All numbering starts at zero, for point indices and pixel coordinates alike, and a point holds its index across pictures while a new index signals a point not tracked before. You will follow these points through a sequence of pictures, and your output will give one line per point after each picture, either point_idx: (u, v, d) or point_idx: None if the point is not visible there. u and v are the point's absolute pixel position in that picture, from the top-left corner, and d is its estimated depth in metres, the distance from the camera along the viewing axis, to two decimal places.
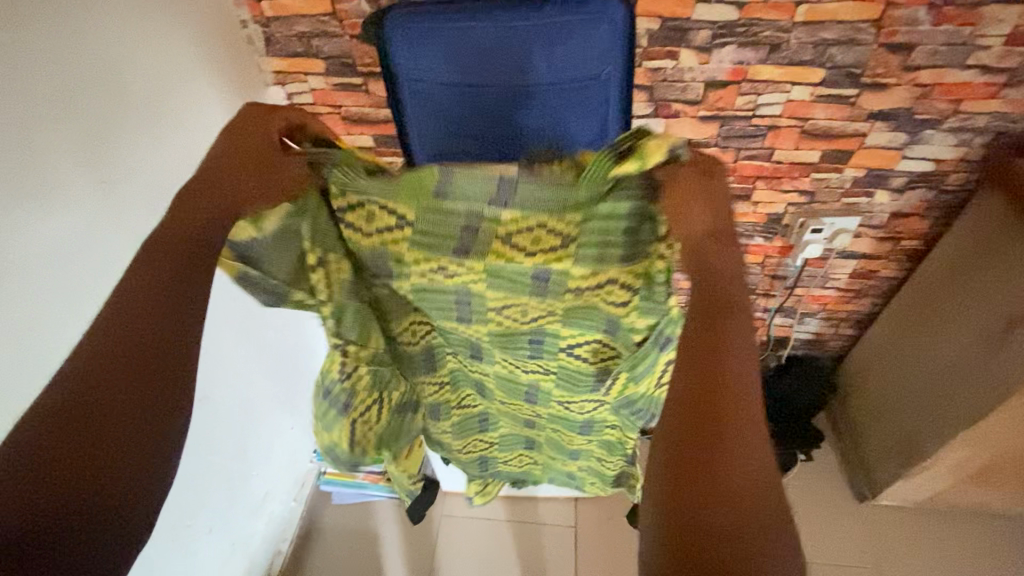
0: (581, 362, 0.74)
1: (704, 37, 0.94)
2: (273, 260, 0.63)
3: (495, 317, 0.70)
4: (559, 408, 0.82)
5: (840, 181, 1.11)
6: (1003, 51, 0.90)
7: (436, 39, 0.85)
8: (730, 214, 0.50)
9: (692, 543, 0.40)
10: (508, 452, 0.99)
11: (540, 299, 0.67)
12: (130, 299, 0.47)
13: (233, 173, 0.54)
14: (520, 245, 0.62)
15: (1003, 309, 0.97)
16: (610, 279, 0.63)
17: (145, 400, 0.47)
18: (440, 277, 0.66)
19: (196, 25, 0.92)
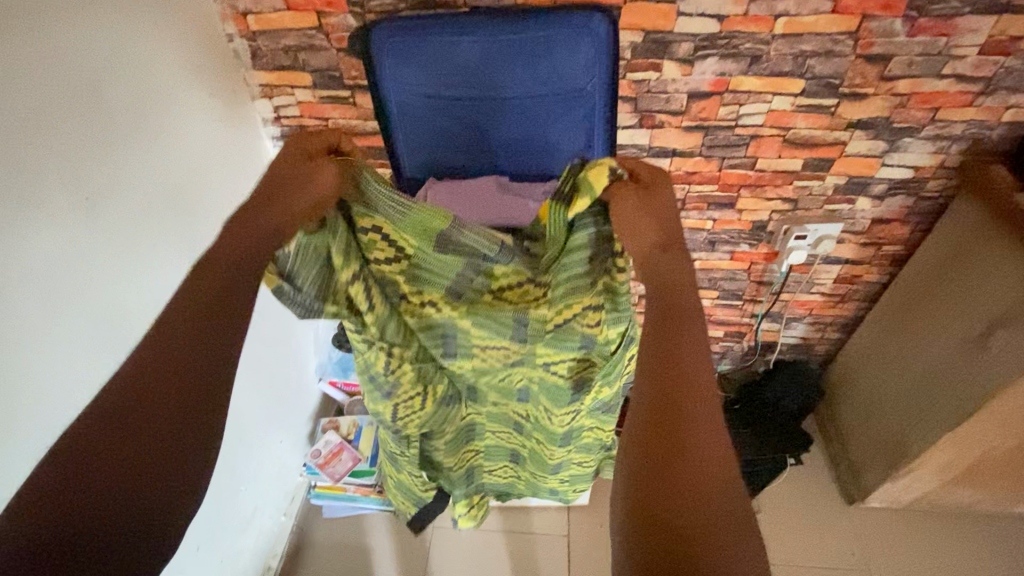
0: (559, 377, 0.78)
1: (686, 50, 0.96)
2: (305, 273, 0.69)
3: (479, 352, 0.81)
4: (542, 417, 0.85)
5: (822, 188, 1.13)
6: (977, 61, 0.93)
7: (422, 52, 0.86)
8: (676, 231, 0.61)
9: (663, 532, 0.42)
10: (496, 465, 1.03)
11: (520, 342, 0.78)
12: (180, 310, 0.51)
13: (283, 195, 0.61)
14: (509, 298, 0.76)
15: (982, 313, 1.00)
16: (586, 303, 0.72)
17: (185, 407, 0.49)
18: (435, 307, 0.77)
19: (181, 40, 0.92)
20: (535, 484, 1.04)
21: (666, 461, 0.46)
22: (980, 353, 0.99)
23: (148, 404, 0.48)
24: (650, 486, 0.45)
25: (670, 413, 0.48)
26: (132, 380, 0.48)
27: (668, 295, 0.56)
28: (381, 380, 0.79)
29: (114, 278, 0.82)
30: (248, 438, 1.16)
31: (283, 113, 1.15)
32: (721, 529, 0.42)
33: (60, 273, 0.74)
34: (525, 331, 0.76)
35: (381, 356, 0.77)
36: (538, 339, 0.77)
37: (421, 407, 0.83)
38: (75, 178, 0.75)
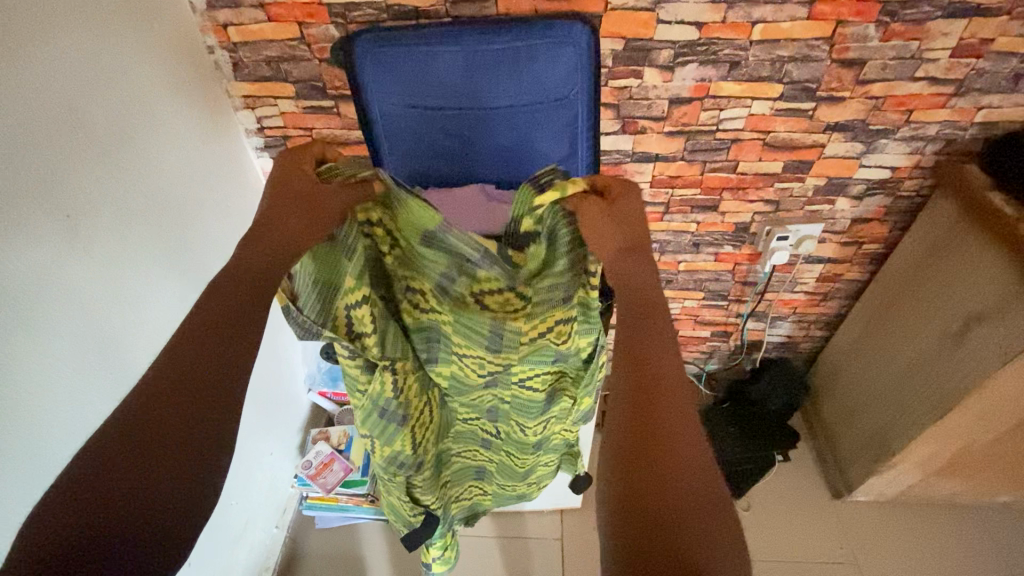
0: (532, 392, 0.79)
1: (666, 56, 0.97)
2: (309, 298, 0.70)
3: (458, 361, 0.79)
4: (514, 427, 0.85)
5: (803, 190, 1.15)
6: (949, 63, 0.95)
7: (404, 63, 0.86)
8: (642, 234, 0.65)
9: (651, 536, 0.42)
10: (465, 480, 1.02)
11: (496, 352, 0.75)
12: (201, 322, 0.54)
13: (286, 214, 0.64)
14: (490, 303, 0.75)
15: (959, 308, 1.02)
16: (563, 317, 0.74)
17: (200, 414, 0.50)
18: (422, 310, 0.78)
19: (160, 53, 0.91)
20: (503, 495, 1.03)
21: (648, 454, 0.47)
22: (958, 344, 1.02)
23: (167, 409, 0.49)
24: (633, 478, 0.46)
25: (646, 409, 0.50)
26: (152, 391, 0.49)
27: (638, 298, 0.60)
28: (390, 410, 0.78)
29: (99, 297, 0.81)
30: (238, 452, 1.16)
31: (265, 124, 1.14)
32: (704, 519, 0.44)
33: (42, 295, 0.73)
34: (500, 341, 0.74)
35: (387, 381, 0.76)
36: (512, 352, 0.75)
37: (430, 423, 0.84)
38: (55, 199, 0.74)
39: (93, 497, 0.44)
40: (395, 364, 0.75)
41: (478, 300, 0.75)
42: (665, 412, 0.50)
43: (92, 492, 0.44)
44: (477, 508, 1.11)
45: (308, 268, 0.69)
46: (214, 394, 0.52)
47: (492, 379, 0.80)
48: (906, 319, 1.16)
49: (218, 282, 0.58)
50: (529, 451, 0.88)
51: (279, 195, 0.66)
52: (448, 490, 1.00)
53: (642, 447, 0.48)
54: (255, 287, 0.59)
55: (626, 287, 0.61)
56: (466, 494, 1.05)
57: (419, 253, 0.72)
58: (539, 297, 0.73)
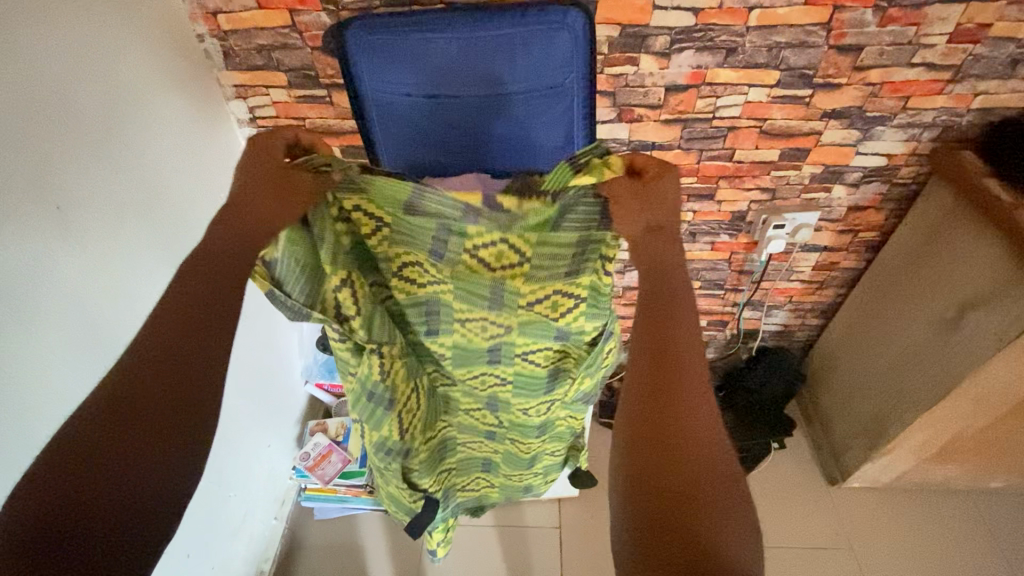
0: (535, 366, 0.80)
1: (662, 43, 0.96)
2: (294, 282, 0.67)
3: (460, 329, 0.79)
4: (515, 408, 0.86)
5: (799, 178, 1.15)
6: (946, 49, 0.95)
7: (397, 51, 0.85)
8: (671, 212, 0.61)
9: (661, 534, 0.45)
10: (467, 467, 1.02)
11: (498, 312, 0.76)
12: (170, 310, 0.54)
13: (248, 200, 0.61)
14: (484, 259, 0.72)
15: (953, 297, 1.03)
16: (564, 291, 0.74)
17: (176, 402, 0.52)
18: (416, 284, 0.77)
19: (149, 43, 0.90)
20: (506, 482, 1.03)
21: (658, 449, 0.48)
22: (952, 333, 1.02)
23: (142, 398, 0.50)
24: (645, 475, 0.48)
25: (659, 401, 0.50)
26: (124, 378, 0.50)
27: (657, 276, 0.57)
28: (378, 393, 0.77)
29: (90, 291, 0.81)
30: (238, 444, 1.16)
31: (258, 114, 1.13)
32: (714, 505, 0.46)
33: (29, 290, 0.72)
34: (500, 303, 0.75)
35: (374, 363, 0.75)
36: (513, 314, 0.76)
37: (418, 409, 0.84)
38: (44, 191, 0.73)
39: (76, 484, 0.47)
40: (381, 347, 0.74)
41: (472, 253, 0.72)
42: (678, 399, 0.51)
43: (75, 479, 0.47)
44: (479, 501, 1.11)
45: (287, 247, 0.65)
46: (187, 381, 0.53)
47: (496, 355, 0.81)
48: (903, 304, 1.16)
49: (190, 264, 0.56)
50: (530, 429, 0.88)
51: (242, 180, 0.62)
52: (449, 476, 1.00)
53: (653, 442, 0.49)
54: (226, 271, 0.57)
55: (648, 267, 0.58)
56: (472, 484, 1.06)
57: (406, 223, 0.70)
58: (536, 262, 0.71)
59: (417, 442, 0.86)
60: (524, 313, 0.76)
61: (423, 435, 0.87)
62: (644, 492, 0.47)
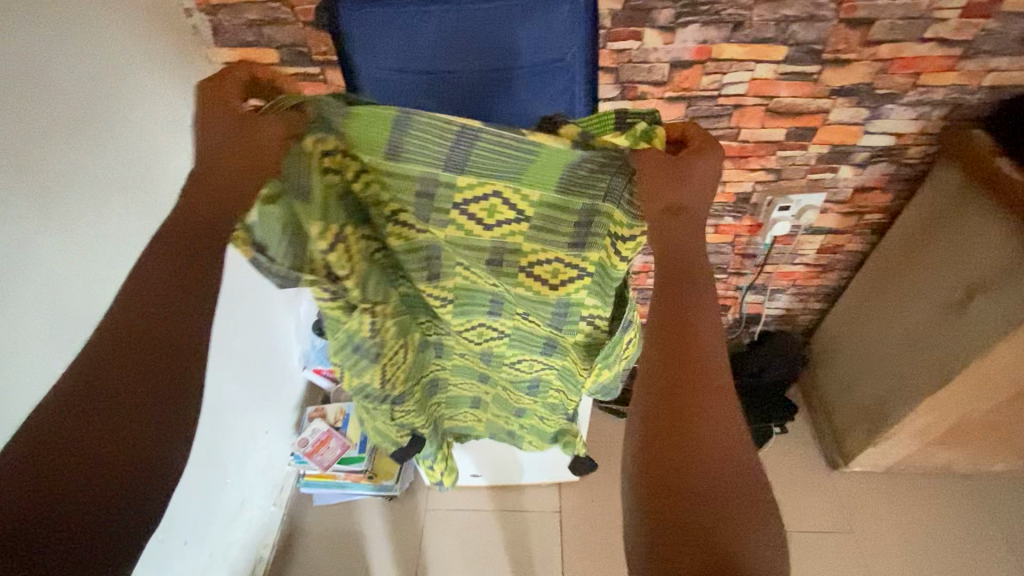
0: (535, 325, 0.79)
1: (667, 17, 0.93)
2: (270, 232, 0.63)
3: (459, 270, 0.74)
4: (505, 357, 0.85)
5: (805, 158, 1.12)
6: (958, 24, 0.92)
7: (392, 25, 0.82)
8: (707, 193, 0.56)
9: (679, 536, 0.43)
10: (457, 410, 1.02)
11: (497, 270, 0.71)
12: (149, 281, 0.49)
13: (224, 161, 0.55)
14: (475, 215, 0.65)
15: (961, 280, 1.01)
16: (567, 261, 0.69)
17: (156, 383, 0.46)
18: (413, 232, 0.69)
19: (131, 16, 0.86)
20: (494, 424, 1.05)
21: (670, 443, 0.46)
22: (958, 316, 1.01)
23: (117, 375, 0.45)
24: (657, 469, 0.46)
25: (674, 395, 0.48)
26: (95, 353, 0.45)
27: (678, 262, 0.54)
28: (365, 346, 0.76)
29: (76, 274, 0.78)
30: (234, 431, 1.15)
31: None
32: (726, 501, 0.44)
33: (12, 272, 0.69)
34: (499, 264, 0.71)
35: (363, 321, 0.74)
36: (515, 271, 0.71)
37: (403, 362, 0.83)
38: (28, 171, 0.70)
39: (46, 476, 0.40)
40: (370, 305, 0.72)
41: (460, 207, 0.65)
42: (695, 395, 0.48)
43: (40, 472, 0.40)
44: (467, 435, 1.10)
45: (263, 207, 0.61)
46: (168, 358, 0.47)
47: (494, 309, 0.79)
48: (910, 285, 1.14)
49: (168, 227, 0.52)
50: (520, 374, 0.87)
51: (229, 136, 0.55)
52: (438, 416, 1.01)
53: (667, 436, 0.47)
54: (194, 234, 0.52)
55: (670, 252, 0.54)
56: (463, 419, 1.05)
57: (392, 173, 0.62)
58: (536, 219, 0.65)
59: (404, 392, 0.86)
60: (520, 275, 0.71)
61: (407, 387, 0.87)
62: (654, 487, 0.45)
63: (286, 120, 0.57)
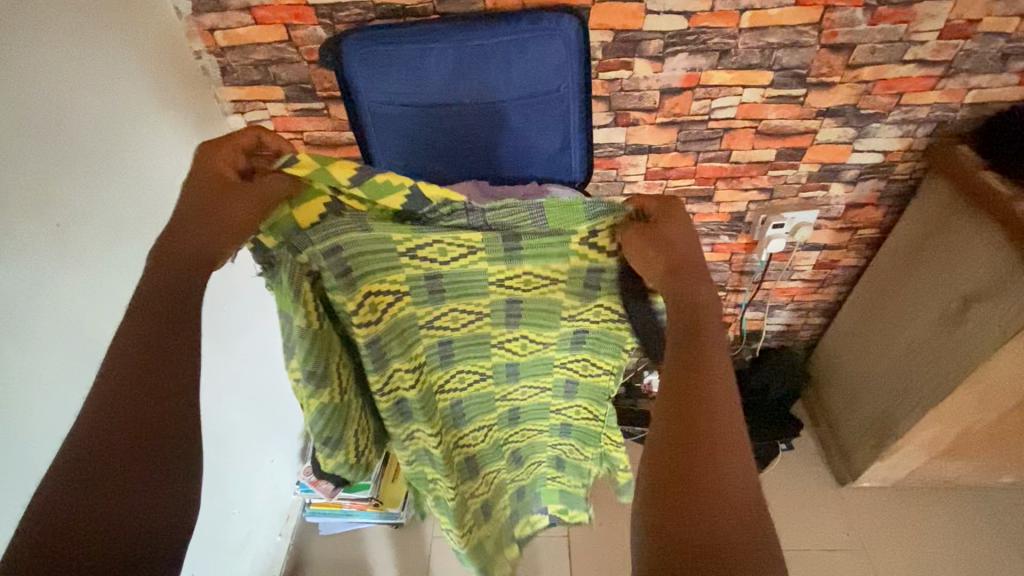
0: (447, 325, 0.77)
1: (656, 47, 0.97)
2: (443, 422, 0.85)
3: (465, 364, 0.82)
4: (412, 266, 0.70)
5: (796, 176, 1.15)
6: (937, 45, 0.95)
7: (393, 60, 0.86)
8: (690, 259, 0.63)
9: (682, 511, 0.48)
10: (539, 373, 0.85)
11: (441, 361, 0.80)
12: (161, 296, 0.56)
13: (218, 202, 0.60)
14: (476, 398, 0.86)
15: (957, 291, 1.02)
16: (464, 314, 0.76)
17: (145, 460, 0.50)
18: (442, 392, 0.83)
19: (144, 60, 0.90)
20: (596, 344, 0.79)
21: (679, 472, 0.50)
22: (957, 326, 1.02)
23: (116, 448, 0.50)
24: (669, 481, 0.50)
25: (679, 454, 0.51)
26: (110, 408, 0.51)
27: (691, 325, 0.59)
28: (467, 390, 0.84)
29: (89, 305, 0.80)
30: (242, 455, 1.16)
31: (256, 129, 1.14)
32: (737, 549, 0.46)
33: (27, 302, 0.71)
34: (452, 353, 0.80)
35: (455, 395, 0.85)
36: (468, 359, 0.82)
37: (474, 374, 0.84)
38: (43, 209, 0.73)
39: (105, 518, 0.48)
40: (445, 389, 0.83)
41: (457, 403, 0.85)
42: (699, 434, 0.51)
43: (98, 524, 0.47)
44: (530, 358, 0.83)
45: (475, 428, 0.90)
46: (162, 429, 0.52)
47: (343, 266, 0.66)
48: (890, 312, 1.20)
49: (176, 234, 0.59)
50: (550, 278, 0.73)
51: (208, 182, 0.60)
52: (522, 416, 0.92)
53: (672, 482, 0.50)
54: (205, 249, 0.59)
55: (686, 311, 0.60)
56: (484, 363, 0.83)
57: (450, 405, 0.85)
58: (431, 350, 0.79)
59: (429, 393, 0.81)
60: (444, 321, 0.76)
61: (461, 355, 0.81)
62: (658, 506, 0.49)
63: (496, 390, 0.86)
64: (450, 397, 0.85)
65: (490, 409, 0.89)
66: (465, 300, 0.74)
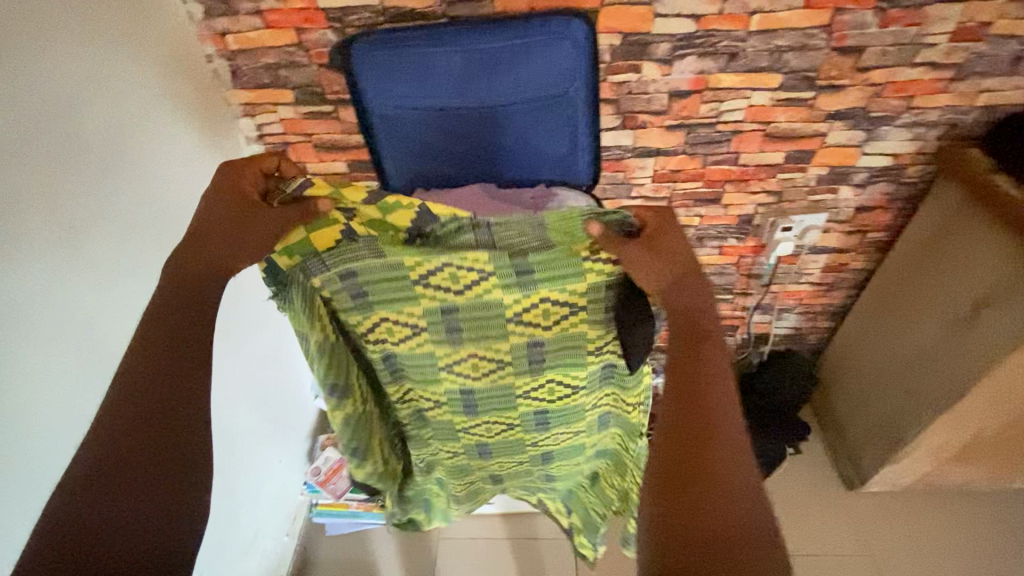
0: (467, 359, 0.77)
1: (665, 50, 0.97)
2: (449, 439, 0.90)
3: (486, 398, 0.82)
4: (427, 298, 0.70)
5: (805, 179, 1.15)
6: (948, 48, 0.95)
7: (401, 64, 0.87)
8: (686, 262, 0.61)
9: (695, 516, 0.55)
10: (558, 413, 0.84)
11: (464, 389, 0.81)
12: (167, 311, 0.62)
13: (227, 234, 0.62)
14: (499, 428, 0.86)
15: (967, 293, 1.02)
16: (484, 356, 0.76)
17: (153, 463, 0.59)
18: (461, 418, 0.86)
19: (156, 63, 0.91)
20: (621, 381, 0.80)
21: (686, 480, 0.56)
22: (967, 330, 1.01)
23: (132, 449, 0.58)
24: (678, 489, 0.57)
25: (682, 461, 0.57)
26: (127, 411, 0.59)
27: (689, 331, 0.61)
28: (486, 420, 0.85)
29: (100, 307, 0.81)
30: (251, 455, 1.17)
31: (266, 131, 1.15)
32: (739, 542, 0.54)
33: (40, 302, 0.72)
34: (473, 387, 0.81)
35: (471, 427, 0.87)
36: (487, 395, 0.82)
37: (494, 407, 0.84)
38: (55, 212, 0.74)
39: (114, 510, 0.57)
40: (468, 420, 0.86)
41: (476, 430, 0.87)
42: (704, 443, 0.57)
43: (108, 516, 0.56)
44: (551, 399, 0.81)
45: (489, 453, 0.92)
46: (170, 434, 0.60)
47: (358, 293, 0.70)
48: (899, 315, 1.19)
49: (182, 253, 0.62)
50: (572, 305, 0.70)
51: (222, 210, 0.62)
52: (545, 449, 0.91)
53: (681, 487, 0.57)
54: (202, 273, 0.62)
55: (684, 317, 0.61)
56: (499, 400, 0.82)
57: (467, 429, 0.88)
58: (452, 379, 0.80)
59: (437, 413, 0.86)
60: (463, 355, 0.76)
61: (485, 388, 0.80)
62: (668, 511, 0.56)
63: (512, 427, 0.86)
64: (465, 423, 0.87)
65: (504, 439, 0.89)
66: (484, 341, 0.74)
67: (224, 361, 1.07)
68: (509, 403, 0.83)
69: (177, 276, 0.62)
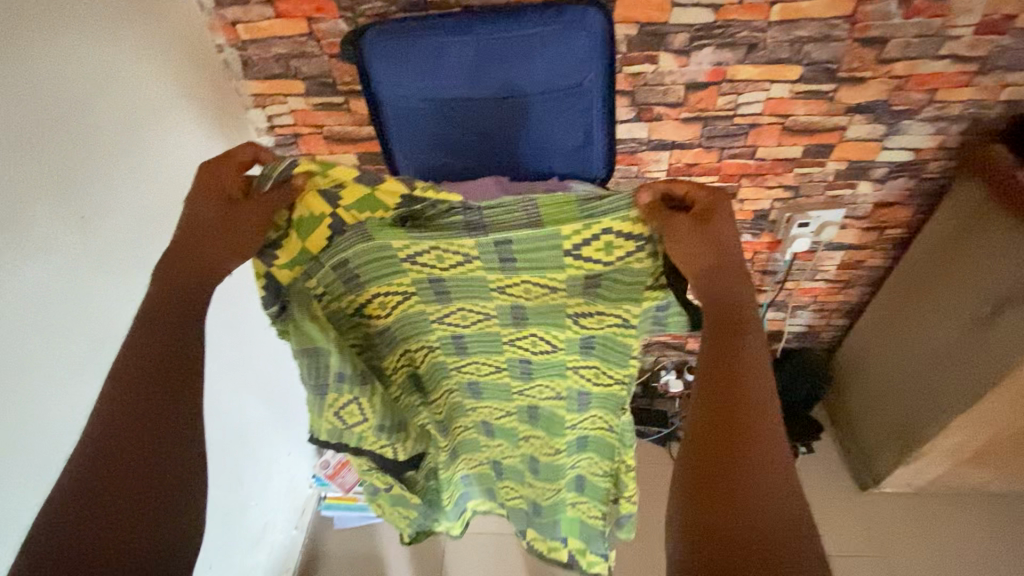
0: (458, 325, 0.78)
1: (682, 41, 0.95)
2: (452, 414, 0.92)
3: (484, 366, 0.83)
4: (414, 270, 0.71)
5: (823, 174, 1.13)
6: (974, 40, 0.92)
7: (415, 54, 0.85)
8: (727, 252, 0.61)
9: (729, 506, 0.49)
10: (542, 380, 0.83)
11: (457, 356, 0.82)
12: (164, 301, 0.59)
13: (208, 239, 0.61)
14: (495, 398, 0.89)
15: (989, 292, 0.99)
16: (472, 313, 0.76)
17: (150, 467, 0.53)
18: (462, 390, 0.89)
19: (166, 51, 0.90)
20: (607, 351, 0.75)
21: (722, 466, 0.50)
22: (988, 331, 0.99)
23: (121, 452, 0.52)
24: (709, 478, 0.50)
25: (716, 445, 0.52)
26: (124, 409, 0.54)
27: (726, 319, 0.58)
28: (480, 385, 0.87)
29: (112, 297, 0.81)
30: (260, 447, 1.17)
31: (276, 123, 1.14)
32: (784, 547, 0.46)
33: (50, 291, 0.72)
34: (464, 350, 0.81)
35: (477, 409, 0.92)
36: (474, 359, 0.82)
37: (487, 373, 0.85)
38: (65, 200, 0.73)
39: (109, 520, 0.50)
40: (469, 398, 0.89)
41: (480, 406, 0.91)
42: (742, 427, 0.52)
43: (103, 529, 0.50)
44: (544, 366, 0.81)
45: (489, 426, 0.95)
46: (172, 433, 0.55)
47: (352, 274, 0.70)
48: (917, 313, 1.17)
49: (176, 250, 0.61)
50: (550, 286, 0.71)
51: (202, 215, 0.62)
52: (538, 423, 0.90)
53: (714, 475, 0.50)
54: (194, 269, 0.61)
55: (721, 303, 0.59)
56: (486, 367, 0.84)
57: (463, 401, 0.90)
58: (444, 346, 0.81)
59: (444, 387, 0.88)
60: (454, 317, 0.77)
61: (473, 355, 0.82)
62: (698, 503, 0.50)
63: (505, 399, 0.88)
64: (466, 391, 0.89)
65: (498, 407, 0.90)
66: (477, 304, 0.74)
67: (232, 354, 1.06)
68: (496, 368, 0.83)
69: (167, 274, 0.60)
